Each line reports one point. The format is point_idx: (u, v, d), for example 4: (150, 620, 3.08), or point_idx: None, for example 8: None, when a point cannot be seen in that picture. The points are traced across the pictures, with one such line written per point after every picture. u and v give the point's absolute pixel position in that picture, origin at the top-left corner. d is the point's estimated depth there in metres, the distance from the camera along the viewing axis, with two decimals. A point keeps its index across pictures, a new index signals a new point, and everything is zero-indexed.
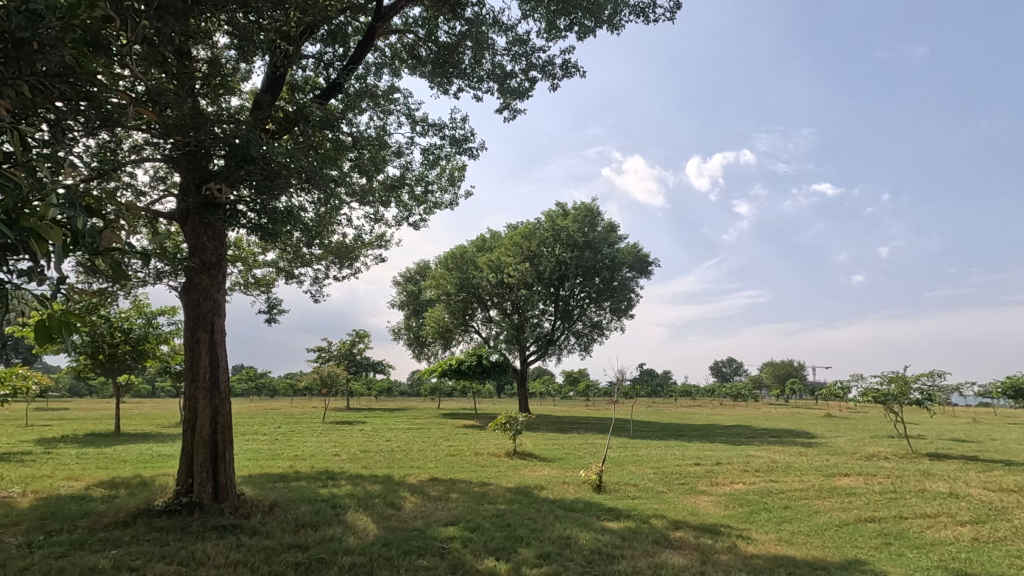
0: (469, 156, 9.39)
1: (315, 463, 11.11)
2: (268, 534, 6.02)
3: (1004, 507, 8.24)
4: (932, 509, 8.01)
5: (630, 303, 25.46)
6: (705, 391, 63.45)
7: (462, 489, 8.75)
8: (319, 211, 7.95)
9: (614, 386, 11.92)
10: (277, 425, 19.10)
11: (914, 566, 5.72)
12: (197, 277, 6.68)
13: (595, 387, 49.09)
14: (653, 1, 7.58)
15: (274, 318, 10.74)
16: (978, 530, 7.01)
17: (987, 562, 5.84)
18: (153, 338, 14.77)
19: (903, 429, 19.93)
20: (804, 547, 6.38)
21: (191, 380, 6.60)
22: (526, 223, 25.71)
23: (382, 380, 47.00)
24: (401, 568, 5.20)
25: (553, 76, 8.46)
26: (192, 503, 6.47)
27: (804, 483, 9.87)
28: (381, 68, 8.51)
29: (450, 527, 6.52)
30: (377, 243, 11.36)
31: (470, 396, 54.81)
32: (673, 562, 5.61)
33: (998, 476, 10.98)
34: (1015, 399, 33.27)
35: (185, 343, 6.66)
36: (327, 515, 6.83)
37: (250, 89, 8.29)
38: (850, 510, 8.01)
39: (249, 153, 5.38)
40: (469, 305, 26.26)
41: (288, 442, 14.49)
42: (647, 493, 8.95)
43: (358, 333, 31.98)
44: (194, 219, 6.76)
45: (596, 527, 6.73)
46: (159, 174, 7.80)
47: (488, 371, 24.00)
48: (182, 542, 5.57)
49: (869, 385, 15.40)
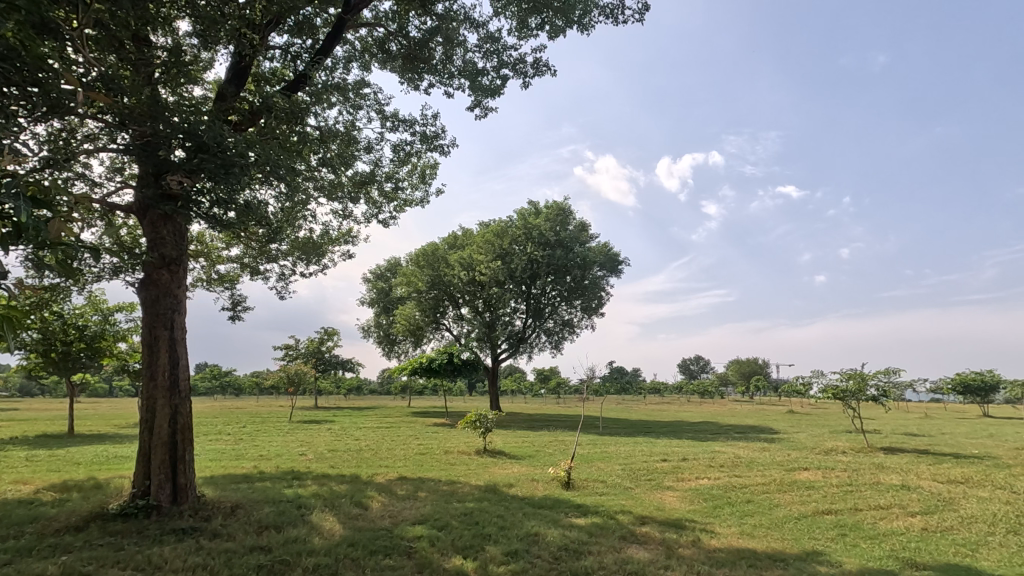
0: (439, 153, 9.32)
1: (280, 463, 10.88)
2: (229, 537, 5.86)
3: (951, 497, 8.61)
4: (884, 501, 8.32)
5: (601, 301, 25.84)
6: (673, 390, 64.72)
7: (431, 488, 8.67)
8: (284, 205, 7.77)
9: (584, 383, 12.03)
10: (241, 425, 18.59)
11: (868, 557, 5.93)
12: (156, 272, 6.48)
13: (567, 385, 49.69)
14: (622, 3, 7.62)
15: (238, 316, 10.48)
16: (928, 520, 7.33)
17: (934, 551, 6.10)
18: (110, 335, 14.24)
19: (859, 424, 20.74)
20: (764, 539, 6.56)
21: (149, 379, 6.36)
22: (498, 221, 25.67)
23: (351, 378, 46.56)
24: (366, 568, 5.14)
25: (524, 74, 8.45)
26: (150, 507, 6.24)
27: (766, 478, 10.17)
28: (350, 62, 8.37)
29: (418, 526, 6.47)
30: (344, 239, 11.16)
31: (440, 395, 54.35)
32: (638, 556, 5.68)
33: (946, 468, 11.52)
34: (963, 395, 34.76)
35: (143, 341, 6.43)
36: (292, 516, 6.69)
37: (214, 80, 8.05)
38: (809, 504, 8.26)
39: (204, 142, 5.15)
40: (441, 303, 26.11)
41: (253, 442, 14.10)
42: (614, 490, 9.06)
43: (327, 329, 31.53)
44: (153, 212, 6.51)
45: (563, 524, 6.76)
46: (115, 164, 7.48)
47: (459, 369, 23.98)
48: (138, 547, 5.38)
49: (829, 382, 15.94)
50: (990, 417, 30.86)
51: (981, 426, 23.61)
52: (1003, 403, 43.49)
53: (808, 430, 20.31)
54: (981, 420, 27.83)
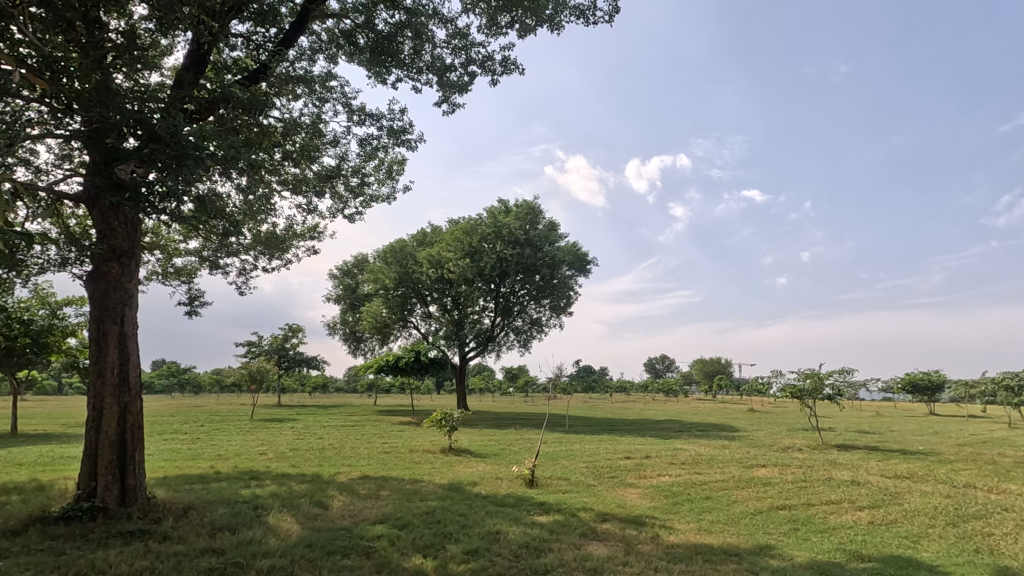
0: (407, 148, 9.21)
1: (238, 462, 10.57)
2: (180, 539, 5.69)
3: (898, 492, 8.98)
4: (835, 496, 8.63)
5: (569, 301, 26.13)
6: (639, 388, 66.01)
7: (394, 487, 8.58)
8: (246, 198, 7.54)
9: (550, 382, 12.10)
10: (198, 424, 17.96)
11: (817, 550, 6.14)
12: (106, 264, 6.21)
13: (534, 382, 49.90)
14: (592, 4, 7.68)
15: (195, 311, 10.16)
16: (874, 514, 7.64)
17: (879, 543, 6.36)
18: (58, 331, 13.45)
19: (814, 423, 21.55)
20: (720, 534, 6.72)
21: (97, 376, 6.10)
22: (467, 219, 25.50)
23: (315, 378, 45.83)
24: (323, 569, 5.05)
25: (492, 72, 8.42)
26: (95, 509, 5.99)
27: (725, 475, 10.43)
28: (316, 53, 8.18)
29: (378, 525, 6.38)
30: (309, 234, 10.94)
31: (408, 394, 53.78)
32: (598, 553, 5.75)
33: (894, 463, 12.03)
34: (912, 395, 36.40)
35: (91, 337, 6.15)
36: (248, 517, 6.50)
37: (173, 67, 7.78)
38: (764, 500, 8.49)
39: (156, 131, 4.93)
40: (408, 300, 25.90)
41: (209, 441, 13.61)
42: (578, 487, 9.17)
43: (292, 326, 30.88)
44: (102, 202, 6.23)
45: (525, 521, 6.77)
46: (63, 151, 7.16)
47: (426, 367, 23.75)
48: (80, 551, 5.16)
49: (787, 381, 16.45)
50: (937, 416, 32.22)
51: (928, 424, 24.69)
52: (950, 403, 45.61)
53: (768, 428, 20.83)
54: (952, 420, 27.81)
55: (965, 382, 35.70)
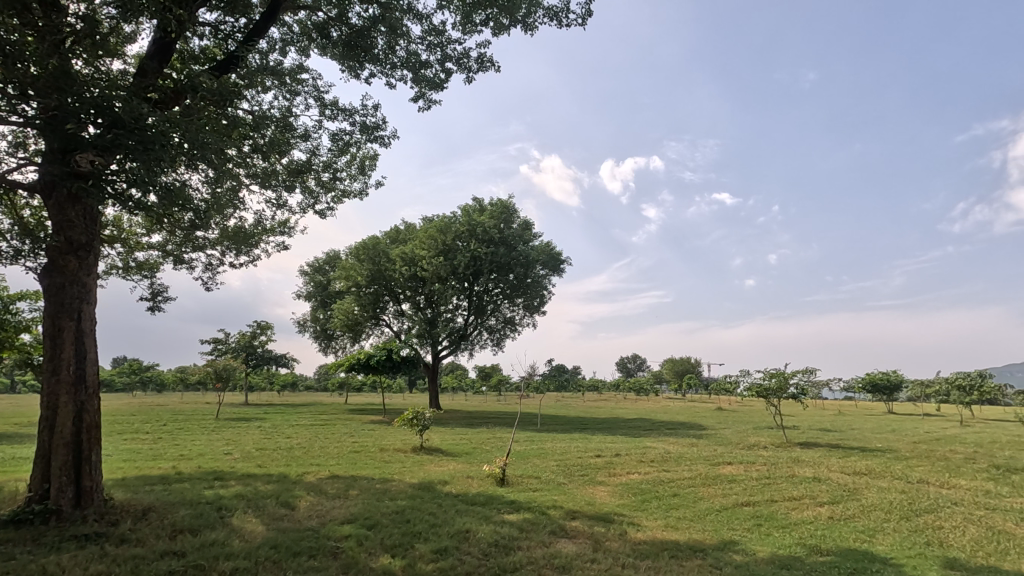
0: (380, 145, 9.11)
1: (201, 463, 10.31)
2: (138, 542, 5.51)
3: (856, 488, 9.30)
4: (797, 492, 8.90)
5: (543, 300, 26.25)
6: (611, 386, 66.75)
7: (364, 486, 8.49)
8: (214, 191, 7.35)
9: (522, 381, 12.15)
10: (160, 424, 17.43)
11: (778, 545, 6.31)
12: (62, 258, 5.97)
13: (507, 380, 49.96)
14: (566, 6, 7.72)
15: (158, 307, 9.83)
16: (834, 510, 7.88)
17: (837, 538, 6.57)
18: (11, 326, 12.80)
19: (779, 421, 22.08)
20: (687, 531, 6.85)
21: (51, 373, 5.86)
22: (442, 217, 25.38)
23: (283, 376, 44.96)
24: (288, 569, 4.98)
25: (468, 70, 8.40)
26: (48, 511, 5.75)
27: (692, 472, 10.64)
28: (287, 45, 8.04)
29: (346, 525, 6.30)
30: (279, 229, 10.74)
31: (380, 393, 53.26)
32: (566, 550, 5.79)
33: (853, 461, 12.44)
34: (871, 394, 37.63)
35: (45, 333, 5.91)
36: (211, 518, 6.37)
37: (136, 55, 7.53)
38: (730, 496, 8.68)
39: (119, 118, 4.79)
40: (381, 298, 25.62)
41: (172, 441, 13.22)
42: (548, 485, 9.22)
43: (260, 323, 30.26)
44: (60, 192, 5.99)
45: (495, 520, 6.78)
46: (18, 139, 6.85)
47: (398, 365, 23.46)
48: (31, 555, 4.95)
49: (754, 381, 16.82)
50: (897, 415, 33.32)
51: (888, 423, 25.48)
52: (909, 403, 47.16)
53: (735, 426, 21.28)
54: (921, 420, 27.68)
55: (921, 382, 37.17)
